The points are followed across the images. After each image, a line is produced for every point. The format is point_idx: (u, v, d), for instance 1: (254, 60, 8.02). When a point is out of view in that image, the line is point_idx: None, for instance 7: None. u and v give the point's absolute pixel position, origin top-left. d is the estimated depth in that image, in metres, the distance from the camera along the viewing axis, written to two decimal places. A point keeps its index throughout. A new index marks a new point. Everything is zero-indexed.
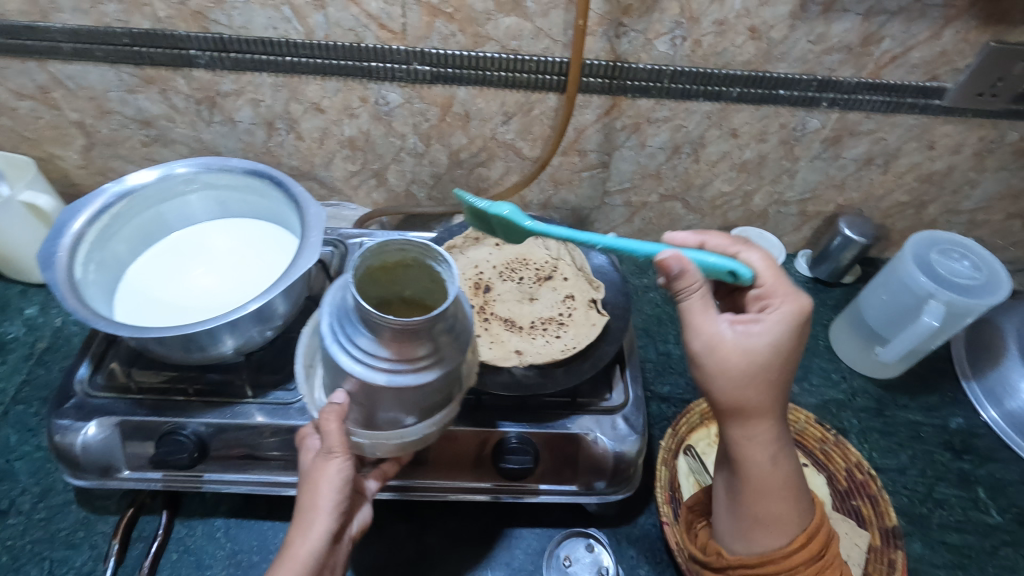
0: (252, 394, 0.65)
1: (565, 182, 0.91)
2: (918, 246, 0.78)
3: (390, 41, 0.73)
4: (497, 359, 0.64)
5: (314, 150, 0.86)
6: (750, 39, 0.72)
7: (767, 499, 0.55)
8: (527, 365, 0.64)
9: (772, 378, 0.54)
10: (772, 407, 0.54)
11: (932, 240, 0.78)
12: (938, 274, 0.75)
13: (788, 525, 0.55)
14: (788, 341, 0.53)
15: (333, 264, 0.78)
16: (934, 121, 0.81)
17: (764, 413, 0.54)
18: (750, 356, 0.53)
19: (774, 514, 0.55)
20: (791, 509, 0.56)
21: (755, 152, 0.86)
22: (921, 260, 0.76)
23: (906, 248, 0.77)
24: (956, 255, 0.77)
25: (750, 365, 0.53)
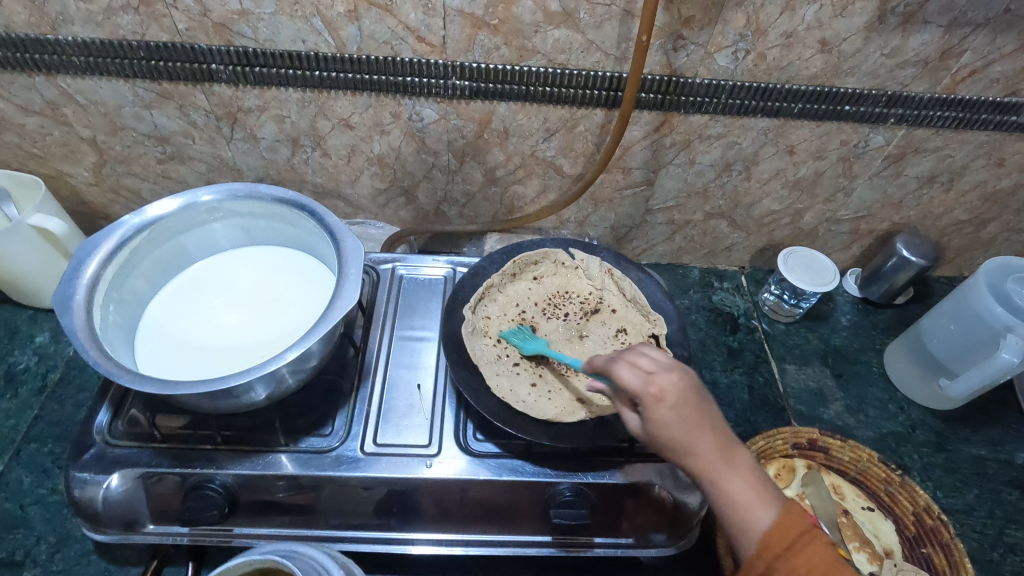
0: (284, 441, 0.60)
1: (605, 200, 0.86)
2: (990, 276, 0.73)
3: (428, 55, 0.67)
4: (561, 415, 0.59)
5: (340, 168, 0.81)
6: (819, 53, 0.66)
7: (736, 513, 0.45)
8: (594, 417, 0.59)
9: (682, 409, 0.47)
10: (673, 417, 0.46)
11: (1002, 269, 0.74)
12: (1017, 305, 0.70)
13: (755, 520, 0.44)
14: (678, 398, 0.47)
15: (365, 295, 0.73)
16: (1006, 138, 0.76)
17: (680, 435, 0.46)
18: (657, 425, 0.47)
19: (741, 517, 0.45)
20: (760, 496, 0.45)
21: (812, 169, 0.81)
22: (996, 291, 0.72)
23: (977, 277, 0.73)
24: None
25: (653, 436, 0.47)
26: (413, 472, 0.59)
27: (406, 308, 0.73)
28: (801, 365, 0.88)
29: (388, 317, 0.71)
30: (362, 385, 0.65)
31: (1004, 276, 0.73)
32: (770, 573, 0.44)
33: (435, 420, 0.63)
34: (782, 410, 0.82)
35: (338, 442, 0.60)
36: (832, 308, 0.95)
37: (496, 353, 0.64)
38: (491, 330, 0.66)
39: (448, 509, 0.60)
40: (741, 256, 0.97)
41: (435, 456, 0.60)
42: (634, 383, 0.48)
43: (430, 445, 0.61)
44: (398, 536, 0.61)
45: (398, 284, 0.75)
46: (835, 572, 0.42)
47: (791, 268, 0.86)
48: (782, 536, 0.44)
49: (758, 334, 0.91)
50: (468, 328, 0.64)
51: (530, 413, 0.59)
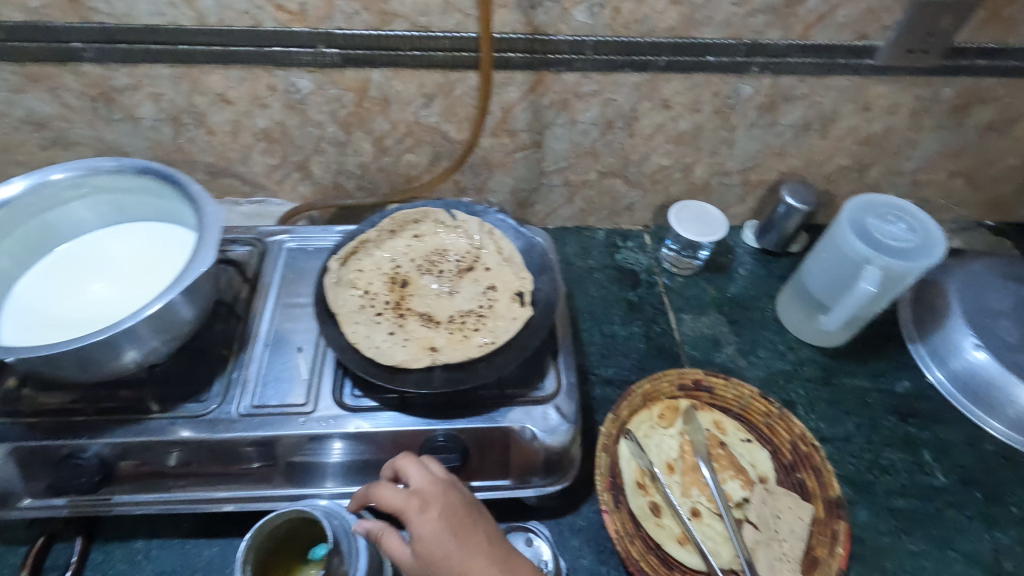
0: (159, 409, 0.61)
1: (498, 165, 0.88)
2: (853, 213, 0.76)
3: (291, 24, 0.68)
4: (408, 360, 0.60)
5: (228, 145, 0.82)
6: (671, 4, 0.69)
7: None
8: (440, 365, 0.60)
9: (445, 518, 0.54)
10: (424, 533, 0.53)
11: (865, 207, 0.77)
12: (873, 239, 0.73)
13: None
14: (439, 504, 0.55)
15: (252, 266, 0.75)
16: (867, 81, 0.79)
17: (440, 552, 0.52)
18: (435, 540, 0.52)
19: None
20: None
21: (691, 123, 0.84)
22: (855, 227, 0.74)
23: (841, 217, 0.76)
24: (889, 220, 0.75)
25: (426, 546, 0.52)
26: (288, 430, 0.60)
27: (292, 278, 0.74)
28: (697, 314, 0.91)
29: (273, 286, 0.73)
30: (242, 351, 0.66)
31: (866, 213, 0.76)
32: None
33: (313, 380, 0.65)
34: (676, 357, 0.86)
35: (215, 405, 0.61)
36: (731, 259, 0.99)
37: (361, 304, 0.65)
38: (360, 283, 0.67)
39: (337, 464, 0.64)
40: (644, 215, 1.00)
41: (310, 413, 0.62)
42: (397, 499, 0.55)
43: (306, 403, 0.63)
44: (304, 491, 0.64)
45: (286, 254, 0.76)
46: None
47: (680, 221, 0.89)
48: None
49: (658, 288, 0.94)
50: (332, 279, 0.66)
51: (379, 358, 0.60)
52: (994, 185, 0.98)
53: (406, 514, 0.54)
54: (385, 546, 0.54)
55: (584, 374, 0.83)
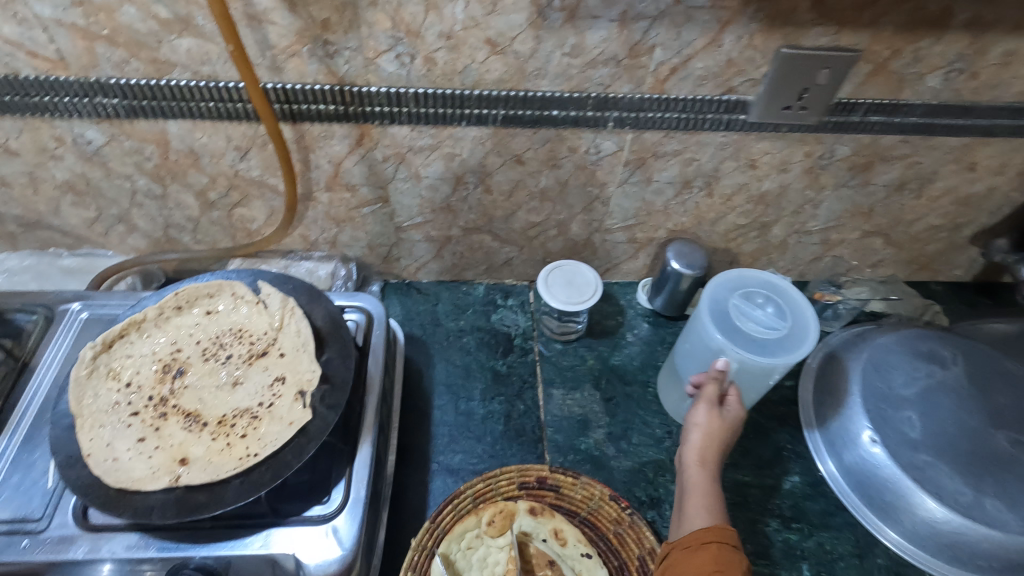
0: None
1: (346, 220, 0.79)
2: (716, 293, 0.68)
3: (54, 72, 0.59)
4: (144, 480, 0.51)
5: (31, 197, 0.73)
6: (493, 54, 0.59)
7: (689, 501, 0.59)
8: (182, 485, 0.51)
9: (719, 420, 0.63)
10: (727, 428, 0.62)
11: (733, 285, 0.68)
12: (735, 326, 0.65)
13: (697, 520, 0.56)
14: (729, 423, 0.63)
15: (32, 341, 0.66)
16: (747, 138, 0.69)
17: (703, 502, 0.58)
18: (718, 427, 0.62)
19: (692, 516, 0.57)
20: (706, 506, 0.57)
21: (553, 179, 0.74)
22: (717, 311, 0.66)
23: (703, 300, 0.67)
24: (756, 300, 0.66)
25: (706, 434, 0.62)
26: (7, 556, 0.52)
27: (71, 354, 0.65)
28: (570, 388, 0.81)
29: (46, 365, 0.64)
30: None
31: (732, 292, 0.67)
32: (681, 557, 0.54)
33: (58, 490, 0.56)
34: (536, 441, 0.76)
35: None
36: (620, 322, 0.89)
37: (115, 401, 0.56)
38: (124, 373, 0.58)
39: None
40: (526, 270, 0.90)
41: (40, 532, 0.53)
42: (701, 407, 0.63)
43: (40, 519, 0.54)
44: None
45: (78, 326, 0.67)
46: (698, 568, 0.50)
47: (549, 285, 0.79)
48: (704, 536, 0.53)
49: (532, 356, 0.85)
50: (84, 371, 0.56)
51: (106, 477, 0.50)
52: (917, 244, 0.88)
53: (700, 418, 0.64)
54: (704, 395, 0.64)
55: (425, 461, 0.74)
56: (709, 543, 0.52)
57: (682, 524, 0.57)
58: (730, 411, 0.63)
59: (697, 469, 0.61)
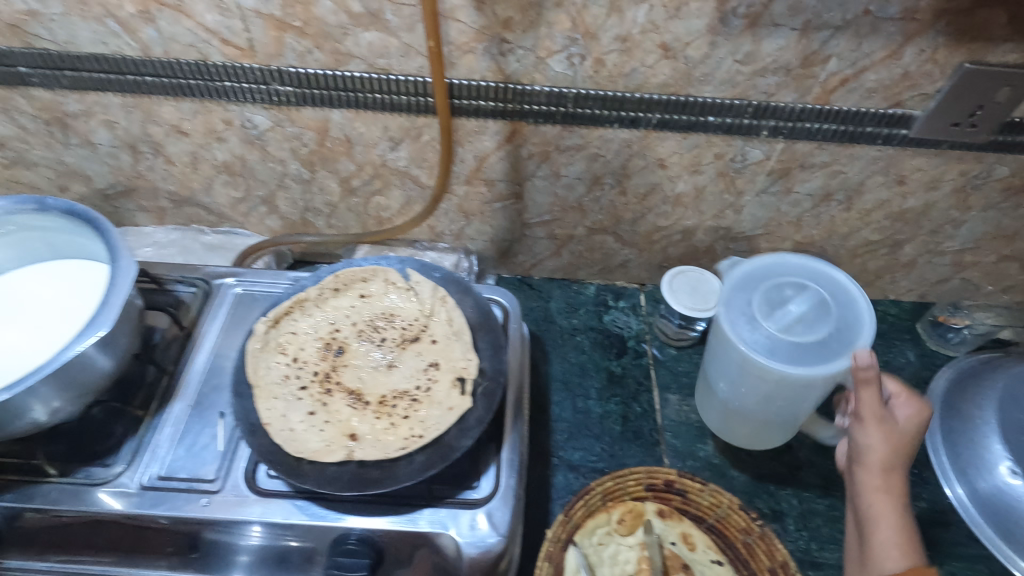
0: (57, 472, 0.57)
1: (476, 213, 0.81)
2: (758, 341, 0.62)
3: (240, 59, 0.62)
4: (320, 451, 0.53)
5: (188, 175, 0.77)
6: (664, 59, 0.59)
7: (874, 528, 0.56)
8: (355, 459, 0.53)
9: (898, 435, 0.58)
10: (903, 454, 0.58)
11: (750, 312, 0.64)
12: (797, 347, 0.61)
13: (892, 557, 0.54)
14: (907, 429, 0.58)
15: (192, 311, 0.70)
16: (901, 153, 0.68)
17: (892, 533, 0.55)
18: (898, 438, 0.58)
19: (886, 553, 0.54)
20: (900, 542, 0.54)
21: (690, 184, 0.74)
22: (785, 351, 0.61)
23: (763, 360, 0.61)
24: (775, 304, 0.64)
25: (885, 454, 0.58)
26: (189, 512, 0.55)
27: (229, 327, 0.69)
28: (686, 395, 0.81)
29: (208, 336, 0.68)
30: (162, 410, 0.62)
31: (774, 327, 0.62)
32: None
33: (229, 454, 0.59)
34: (654, 445, 0.76)
35: (119, 471, 0.57)
36: None
37: (285, 374, 0.59)
38: (290, 348, 0.61)
39: (263, 557, 0.59)
40: (640, 273, 0.90)
41: (215, 493, 0.56)
42: (868, 414, 0.58)
43: (215, 481, 0.57)
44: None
45: (229, 300, 0.71)
46: None
47: (674, 290, 0.79)
48: None
49: (646, 359, 0.85)
50: (258, 344, 0.60)
51: (286, 446, 0.54)
52: None
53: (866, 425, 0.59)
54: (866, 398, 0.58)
55: (545, 455, 0.75)
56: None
57: (871, 563, 0.55)
58: (902, 420, 0.59)
59: (878, 498, 0.57)
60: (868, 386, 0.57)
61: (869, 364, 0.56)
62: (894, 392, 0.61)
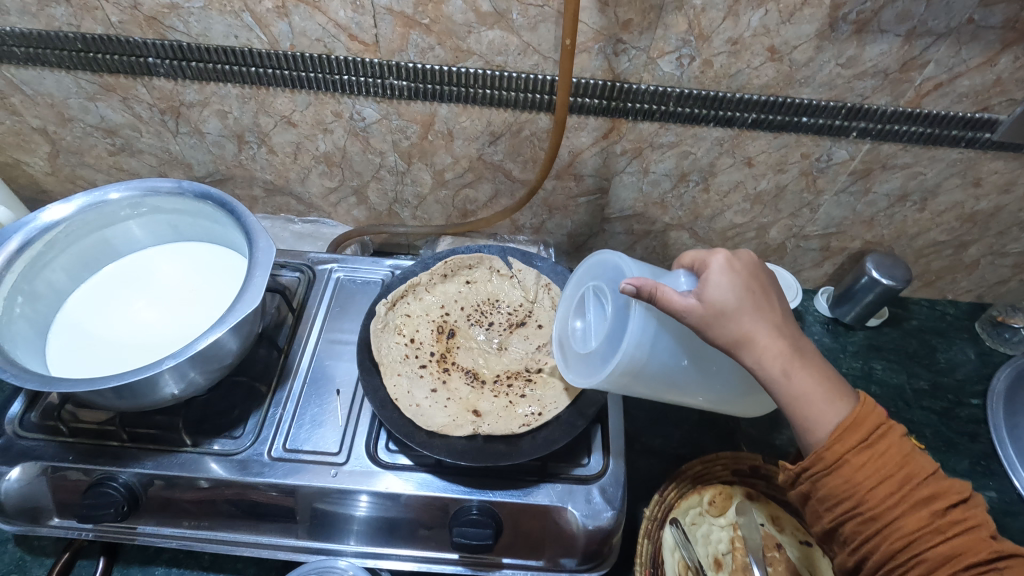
0: (191, 443, 0.59)
1: (559, 207, 0.84)
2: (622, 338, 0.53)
3: (362, 54, 0.66)
4: (449, 426, 0.56)
5: (287, 165, 0.80)
6: (769, 61, 0.63)
7: (806, 413, 0.49)
8: (482, 433, 0.56)
9: (735, 310, 0.49)
10: (774, 334, 0.50)
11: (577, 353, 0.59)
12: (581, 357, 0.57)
13: (823, 417, 0.49)
14: (733, 304, 0.49)
15: (299, 294, 0.73)
16: (981, 156, 0.71)
17: (812, 402, 0.49)
18: (725, 317, 0.49)
19: (816, 409, 0.49)
20: (822, 406, 0.49)
21: (773, 183, 0.77)
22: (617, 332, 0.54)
23: (615, 362, 0.52)
24: (583, 337, 0.59)
25: (724, 325, 0.49)
26: (319, 482, 0.58)
27: (336, 311, 0.72)
28: None
29: (316, 319, 0.70)
30: (280, 386, 0.64)
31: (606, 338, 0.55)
32: (820, 491, 0.48)
33: (349, 429, 0.62)
34: (731, 433, 0.79)
35: (247, 444, 0.59)
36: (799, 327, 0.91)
37: (405, 353, 0.62)
38: (406, 329, 0.64)
39: (378, 529, 0.61)
40: None
41: (342, 465, 0.59)
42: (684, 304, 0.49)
43: (339, 454, 0.60)
44: (328, 547, 0.62)
45: (334, 285, 0.74)
46: (882, 487, 0.46)
47: None
48: (843, 441, 0.47)
49: None
50: (378, 324, 0.63)
51: (417, 419, 0.56)
52: None
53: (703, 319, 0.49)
54: (663, 301, 0.48)
55: (629, 441, 0.77)
56: (893, 475, 0.46)
57: (804, 437, 0.50)
58: (716, 296, 0.49)
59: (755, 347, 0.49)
60: (660, 295, 0.49)
61: (636, 287, 0.49)
62: (707, 263, 0.52)
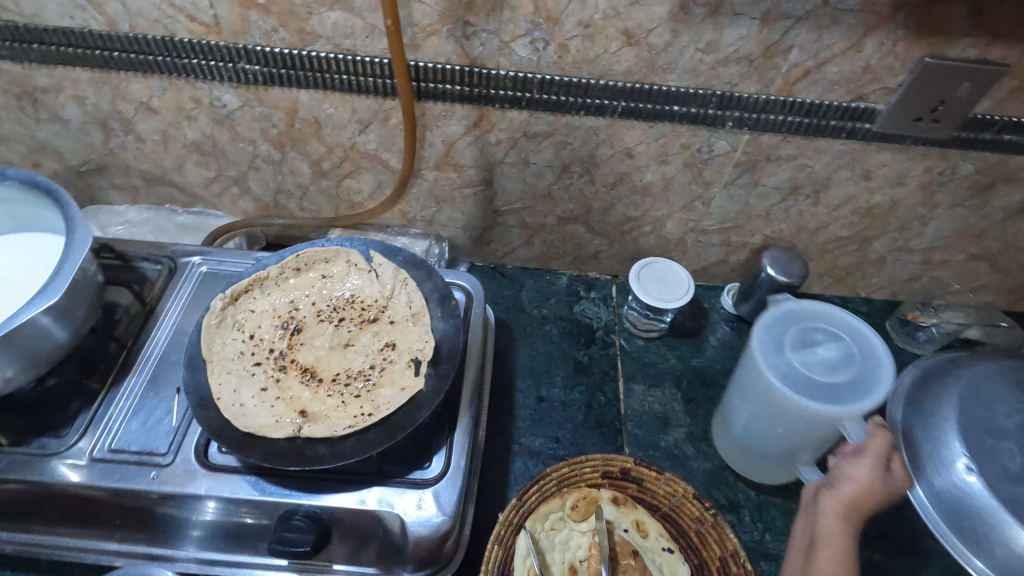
0: (10, 442, 0.57)
1: (447, 199, 0.81)
2: (777, 368, 0.64)
3: (207, 36, 0.63)
4: (268, 427, 0.53)
5: (160, 154, 0.77)
6: (626, 46, 0.60)
7: (818, 554, 0.56)
8: (303, 435, 0.53)
9: (881, 478, 0.57)
10: (864, 511, 0.58)
11: (780, 344, 0.66)
12: (807, 379, 0.63)
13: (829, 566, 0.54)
14: (876, 477, 0.57)
15: (156, 288, 0.70)
16: (866, 148, 0.68)
17: (829, 556, 0.55)
18: (882, 481, 0.57)
19: (828, 562, 0.55)
20: (835, 563, 0.54)
21: (658, 175, 0.74)
22: (803, 387, 0.62)
23: (790, 394, 0.62)
24: (807, 345, 0.65)
25: (869, 481, 0.57)
26: (136, 484, 0.55)
27: (191, 305, 0.69)
28: (651, 386, 0.81)
29: (168, 314, 0.68)
30: (117, 384, 0.62)
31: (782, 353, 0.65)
32: None
33: (181, 429, 0.59)
34: (617, 434, 0.76)
35: (68, 444, 0.57)
36: (703, 325, 0.88)
37: (240, 351, 0.59)
38: (248, 325, 0.61)
39: (212, 534, 0.58)
40: (612, 264, 0.90)
41: (166, 466, 0.56)
42: (876, 445, 0.58)
43: (165, 454, 0.57)
44: (161, 552, 0.59)
45: (194, 278, 0.71)
46: None
47: (641, 281, 0.79)
48: None
49: (613, 349, 0.85)
50: (214, 319, 0.60)
51: (236, 420, 0.54)
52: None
53: (874, 458, 0.58)
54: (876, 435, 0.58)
55: (507, 442, 0.75)
56: None
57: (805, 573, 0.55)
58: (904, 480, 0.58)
59: (839, 498, 0.58)
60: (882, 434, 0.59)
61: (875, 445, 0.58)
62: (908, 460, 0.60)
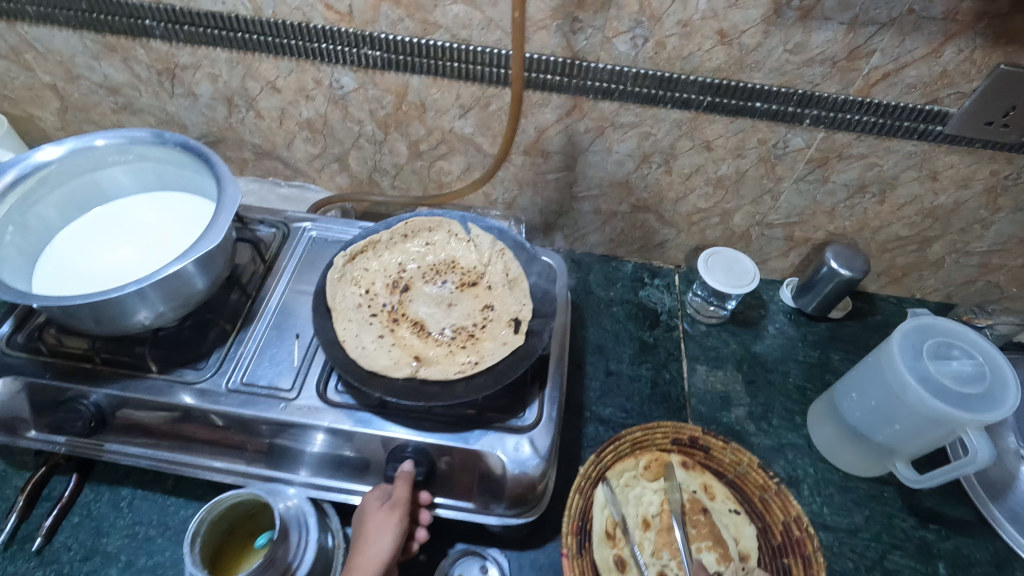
0: (156, 370, 0.64)
1: (530, 183, 0.87)
2: (912, 368, 0.64)
3: (338, 24, 0.71)
4: (389, 367, 0.60)
5: (274, 130, 0.85)
6: (719, 44, 0.66)
7: None
8: (419, 376, 0.60)
9: None
10: None
11: (919, 348, 0.65)
12: (941, 384, 0.62)
13: None
14: None
15: (273, 247, 0.77)
16: (935, 149, 0.72)
17: None
18: None
19: None
20: None
21: (732, 168, 0.79)
22: (934, 392, 0.62)
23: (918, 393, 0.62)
24: (943, 354, 0.65)
25: None
26: (267, 413, 0.62)
27: (304, 264, 0.76)
28: (713, 367, 0.86)
29: (285, 271, 0.75)
30: (244, 328, 0.69)
31: (918, 357, 0.65)
32: None
33: (302, 370, 0.66)
34: (680, 408, 0.81)
35: (206, 375, 0.64)
36: (762, 315, 0.93)
37: (358, 303, 0.66)
38: (363, 281, 0.68)
39: (327, 463, 0.65)
40: (676, 253, 0.96)
41: (292, 400, 0.63)
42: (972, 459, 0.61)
43: (290, 389, 0.64)
44: (279, 475, 0.66)
45: (305, 241, 0.79)
46: None
47: (709, 268, 0.84)
48: None
49: (677, 332, 0.90)
50: (336, 273, 0.67)
51: (361, 359, 0.60)
52: None
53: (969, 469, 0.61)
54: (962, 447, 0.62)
55: (578, 409, 0.80)
56: None
57: None
58: None
59: None
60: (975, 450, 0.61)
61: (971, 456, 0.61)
62: None
